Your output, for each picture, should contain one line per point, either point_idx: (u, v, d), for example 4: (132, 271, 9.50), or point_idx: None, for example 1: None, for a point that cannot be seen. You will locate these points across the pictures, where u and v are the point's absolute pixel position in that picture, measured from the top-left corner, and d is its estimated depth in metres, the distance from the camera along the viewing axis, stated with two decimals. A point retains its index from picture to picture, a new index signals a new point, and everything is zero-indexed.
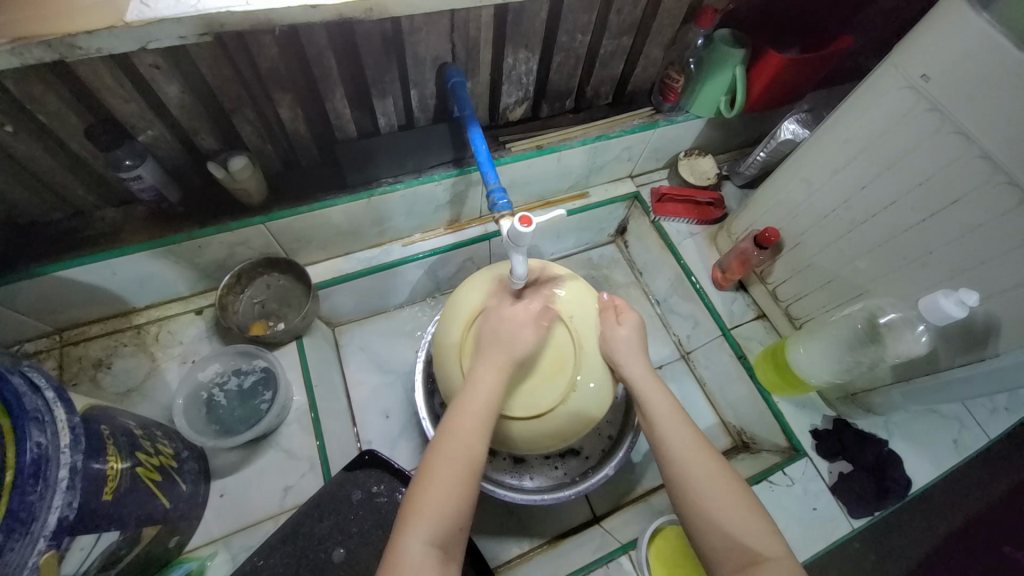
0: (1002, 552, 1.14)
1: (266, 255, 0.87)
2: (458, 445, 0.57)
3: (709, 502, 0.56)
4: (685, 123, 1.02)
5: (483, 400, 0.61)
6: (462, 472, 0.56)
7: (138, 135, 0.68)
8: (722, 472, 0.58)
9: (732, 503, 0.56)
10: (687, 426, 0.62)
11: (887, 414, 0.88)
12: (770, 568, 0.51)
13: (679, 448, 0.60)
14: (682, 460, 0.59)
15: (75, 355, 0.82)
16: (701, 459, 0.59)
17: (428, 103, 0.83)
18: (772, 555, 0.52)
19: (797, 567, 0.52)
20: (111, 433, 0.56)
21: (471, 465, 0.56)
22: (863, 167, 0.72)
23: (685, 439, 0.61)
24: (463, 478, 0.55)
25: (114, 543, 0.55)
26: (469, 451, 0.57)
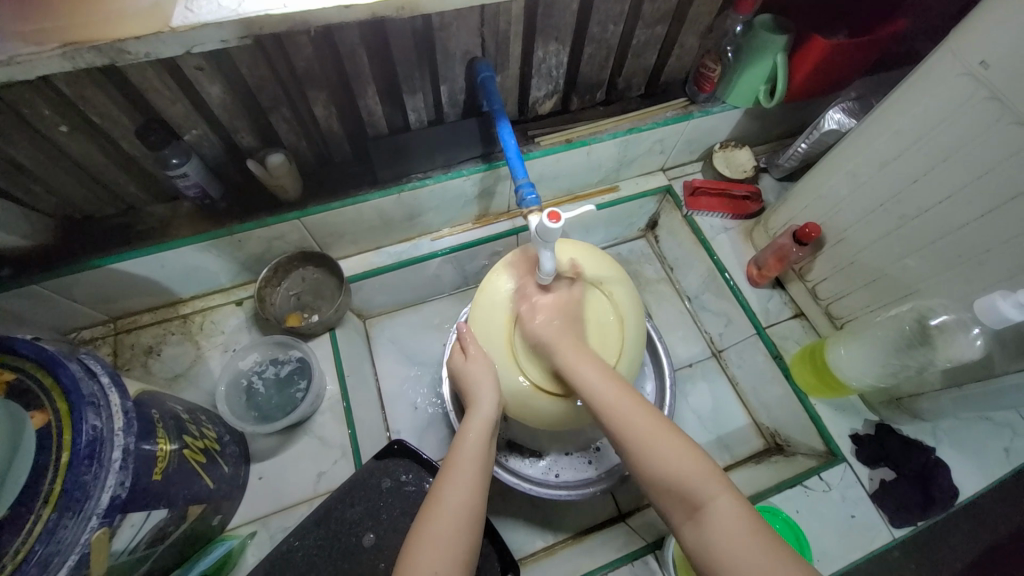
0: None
1: (301, 249, 0.90)
2: (455, 482, 0.59)
3: (649, 457, 0.55)
4: (720, 114, 0.98)
5: (467, 452, 0.63)
6: (461, 511, 0.57)
7: (183, 134, 0.71)
8: (656, 420, 0.58)
9: (669, 447, 0.55)
10: (601, 377, 0.62)
11: (934, 420, 0.83)
12: (715, 510, 0.50)
13: (613, 404, 0.60)
14: (621, 418, 0.58)
15: (128, 342, 0.87)
16: (637, 410, 0.58)
17: (458, 98, 0.84)
18: (716, 495, 0.51)
19: (743, 505, 0.50)
20: (159, 417, 0.59)
21: (459, 515, 0.56)
22: (914, 159, 0.68)
23: (611, 393, 0.60)
24: (457, 527, 0.55)
25: (162, 520, 0.58)
26: (452, 506, 0.57)
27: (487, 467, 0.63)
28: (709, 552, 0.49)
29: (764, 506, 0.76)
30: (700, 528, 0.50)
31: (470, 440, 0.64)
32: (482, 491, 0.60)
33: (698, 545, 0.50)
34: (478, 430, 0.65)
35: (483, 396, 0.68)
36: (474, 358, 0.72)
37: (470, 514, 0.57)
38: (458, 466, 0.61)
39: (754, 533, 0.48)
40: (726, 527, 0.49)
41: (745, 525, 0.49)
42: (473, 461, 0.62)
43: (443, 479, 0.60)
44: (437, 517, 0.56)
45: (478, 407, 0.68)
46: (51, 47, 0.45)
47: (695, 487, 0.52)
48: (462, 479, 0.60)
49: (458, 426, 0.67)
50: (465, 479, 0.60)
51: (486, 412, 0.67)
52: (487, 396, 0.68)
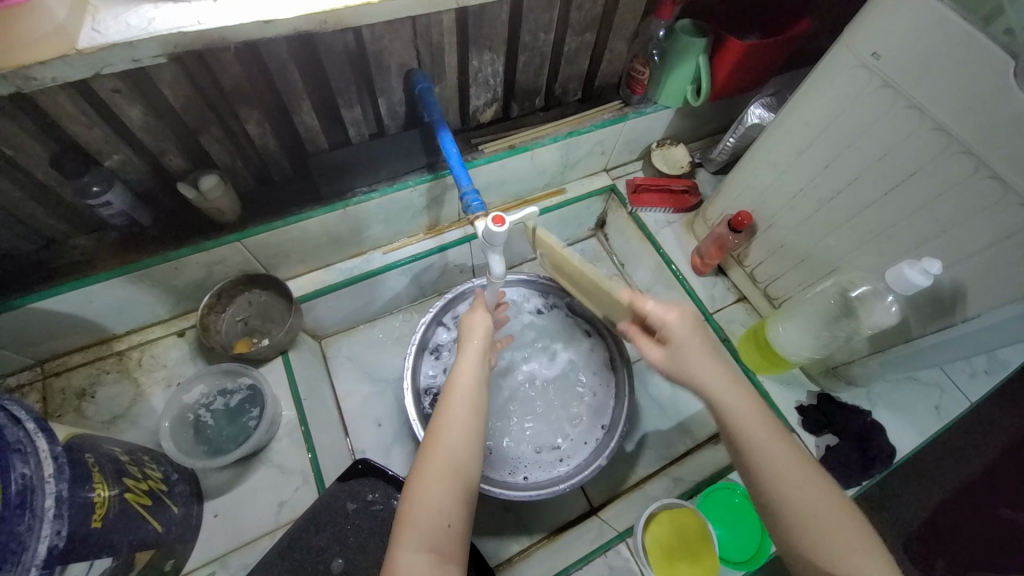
0: (1001, 514, 1.18)
1: (245, 272, 0.87)
2: (451, 423, 0.58)
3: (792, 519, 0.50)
4: (653, 114, 1.04)
5: (459, 393, 0.62)
6: (455, 450, 0.56)
7: (104, 160, 0.67)
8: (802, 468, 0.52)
9: (818, 503, 0.50)
10: (737, 399, 0.56)
11: (868, 386, 0.90)
12: None
13: (767, 446, 0.53)
14: (768, 471, 0.52)
15: (57, 386, 0.81)
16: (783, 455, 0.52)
17: (397, 110, 0.84)
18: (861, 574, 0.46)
19: None
20: (95, 461, 0.55)
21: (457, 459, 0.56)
22: (825, 146, 0.74)
23: (739, 401, 0.56)
24: (455, 471, 0.55)
25: (106, 570, 0.55)
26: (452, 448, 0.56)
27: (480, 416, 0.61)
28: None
29: (722, 483, 0.82)
30: None
31: (461, 385, 0.63)
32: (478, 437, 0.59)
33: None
34: (468, 377, 0.64)
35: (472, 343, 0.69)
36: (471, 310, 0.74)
37: (465, 461, 0.56)
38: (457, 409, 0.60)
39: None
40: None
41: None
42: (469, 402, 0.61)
43: (439, 421, 0.59)
44: (430, 460, 0.56)
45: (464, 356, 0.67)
46: None
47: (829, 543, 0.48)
48: (456, 423, 0.58)
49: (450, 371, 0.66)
50: (458, 424, 0.58)
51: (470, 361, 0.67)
52: (473, 344, 0.69)
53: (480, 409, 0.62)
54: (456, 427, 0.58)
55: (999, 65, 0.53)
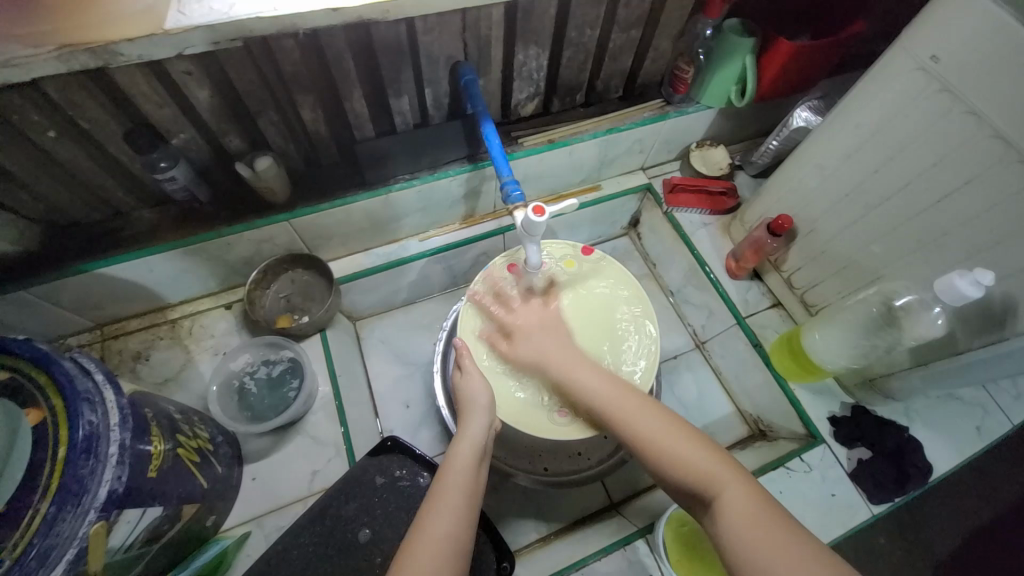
0: None
1: (290, 251, 0.91)
2: (443, 501, 0.60)
3: (678, 464, 0.58)
4: (695, 113, 1.03)
5: (459, 466, 0.64)
6: (449, 542, 0.56)
7: (171, 138, 0.72)
8: (675, 429, 0.61)
9: (689, 450, 0.59)
10: (582, 371, 0.71)
11: (906, 401, 0.87)
12: (727, 496, 0.54)
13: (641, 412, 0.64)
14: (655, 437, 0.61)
15: (116, 348, 0.87)
16: (655, 418, 0.63)
17: (442, 101, 0.86)
18: (726, 482, 0.55)
19: (755, 494, 0.53)
20: (153, 416, 0.60)
21: (450, 541, 0.57)
22: (874, 150, 0.72)
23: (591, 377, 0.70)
24: (449, 551, 0.56)
25: (157, 518, 0.58)
26: (444, 530, 0.57)
27: (477, 495, 0.63)
28: (731, 542, 0.51)
29: None
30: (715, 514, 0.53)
31: (457, 464, 0.64)
32: (471, 527, 0.60)
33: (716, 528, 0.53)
34: (470, 445, 0.67)
35: (478, 417, 0.70)
36: (470, 374, 0.74)
37: (457, 545, 0.57)
38: (451, 482, 0.62)
39: (768, 519, 0.51)
40: (740, 517, 0.51)
41: (757, 508, 0.52)
42: (467, 476, 0.63)
43: (429, 505, 0.60)
44: (421, 546, 0.56)
45: (466, 431, 0.68)
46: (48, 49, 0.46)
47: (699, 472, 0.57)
48: (449, 510, 0.59)
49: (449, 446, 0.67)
50: (450, 509, 0.59)
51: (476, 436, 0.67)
52: (480, 418, 0.70)
53: (474, 494, 0.63)
54: (450, 510, 0.59)
55: None
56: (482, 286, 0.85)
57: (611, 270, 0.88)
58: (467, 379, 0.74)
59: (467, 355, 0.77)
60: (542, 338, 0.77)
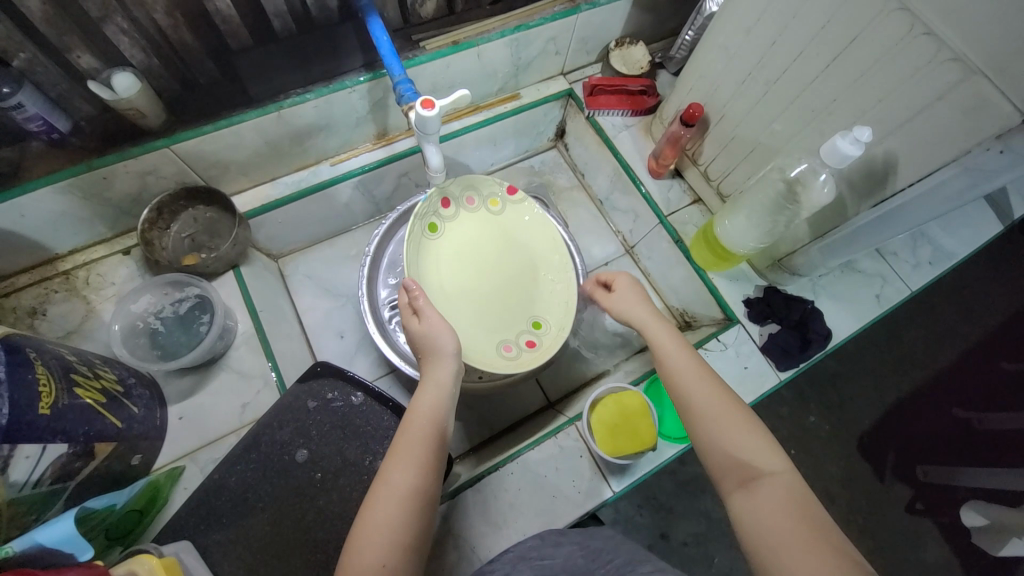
0: (954, 414, 1.27)
1: (183, 183, 0.84)
2: (407, 454, 0.60)
3: (732, 442, 0.57)
4: (608, 6, 0.97)
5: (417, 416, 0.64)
6: (402, 490, 0.57)
7: (10, 59, 0.64)
8: (734, 410, 0.60)
9: (754, 441, 0.57)
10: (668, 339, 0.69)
11: (813, 277, 0.93)
12: (771, 485, 0.54)
13: (712, 389, 0.62)
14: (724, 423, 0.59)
15: (6, 306, 0.80)
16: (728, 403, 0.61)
17: (326, 1, 0.78)
18: (776, 474, 0.54)
19: (796, 490, 0.53)
20: (38, 356, 0.57)
21: (407, 490, 0.57)
22: (771, 20, 0.71)
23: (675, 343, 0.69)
24: (405, 498, 0.57)
25: (64, 455, 0.57)
26: (401, 480, 0.58)
27: (438, 445, 0.63)
28: (757, 527, 0.51)
29: None
30: (749, 497, 0.53)
31: (423, 414, 0.64)
32: (432, 474, 0.60)
33: (744, 510, 0.53)
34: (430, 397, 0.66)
35: (438, 369, 0.69)
36: (428, 320, 0.72)
37: (416, 494, 0.58)
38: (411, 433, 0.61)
39: (801, 514, 0.51)
40: (777, 504, 0.52)
41: (795, 501, 0.52)
42: (426, 428, 0.62)
43: (394, 456, 0.60)
44: (379, 495, 0.57)
45: (432, 379, 0.68)
46: None
47: (746, 457, 0.56)
48: (409, 459, 0.59)
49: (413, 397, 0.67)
50: (409, 459, 0.59)
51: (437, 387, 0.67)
52: (446, 367, 0.69)
53: (436, 442, 0.63)
54: (406, 458, 0.59)
55: None
56: (417, 221, 0.82)
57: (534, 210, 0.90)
58: (425, 323, 0.72)
59: (420, 297, 0.74)
60: (640, 304, 0.76)
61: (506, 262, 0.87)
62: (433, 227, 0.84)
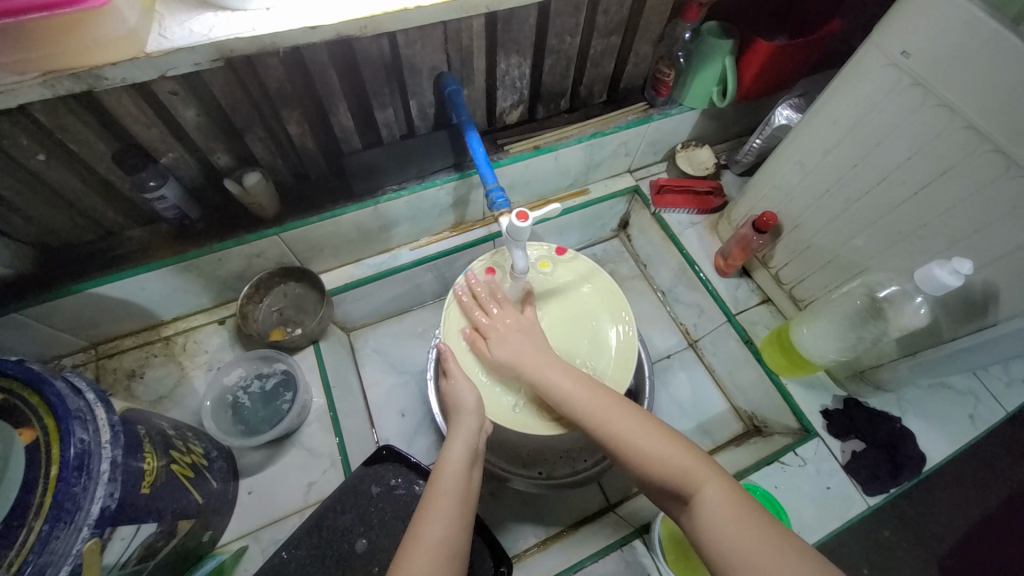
0: None
1: (282, 264, 0.91)
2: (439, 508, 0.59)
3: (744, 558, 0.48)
4: (679, 115, 1.04)
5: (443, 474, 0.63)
6: (438, 546, 0.55)
7: (160, 157, 0.72)
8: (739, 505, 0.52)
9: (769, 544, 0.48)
10: (630, 423, 0.63)
11: (897, 391, 0.88)
12: None
13: (623, 434, 0.62)
14: (656, 460, 0.59)
15: (110, 367, 0.87)
16: (653, 437, 0.61)
17: (427, 112, 0.87)
18: None
19: None
20: (146, 433, 0.60)
21: (441, 547, 0.55)
22: (852, 145, 0.73)
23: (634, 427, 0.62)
24: (437, 557, 0.55)
25: (152, 535, 0.58)
26: (435, 535, 0.56)
27: (468, 503, 0.61)
28: None
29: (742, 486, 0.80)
30: None
31: (449, 467, 0.64)
32: (463, 531, 0.59)
33: None
34: (458, 453, 0.66)
35: (462, 424, 0.69)
36: (457, 379, 0.74)
37: (448, 553, 0.56)
38: (442, 490, 0.61)
39: None
40: None
41: None
42: (459, 481, 0.62)
43: (426, 510, 0.59)
44: (413, 550, 0.55)
45: (457, 434, 0.68)
46: (32, 75, 0.47)
47: (704, 488, 0.55)
48: (440, 513, 0.59)
49: (439, 454, 0.67)
50: (441, 514, 0.59)
51: (463, 441, 0.67)
52: (468, 424, 0.69)
53: (467, 498, 0.62)
54: (439, 516, 0.58)
55: None
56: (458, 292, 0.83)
57: (580, 266, 0.89)
58: (453, 383, 0.74)
59: (449, 359, 0.76)
60: (600, 399, 0.66)
61: (552, 315, 0.84)
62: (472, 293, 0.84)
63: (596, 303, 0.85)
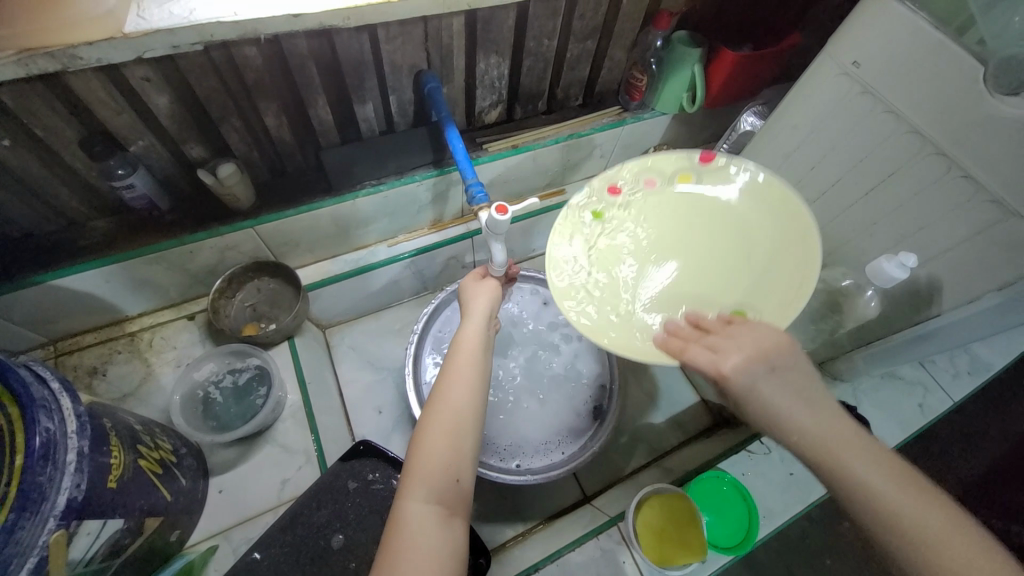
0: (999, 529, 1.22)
1: (256, 259, 0.90)
2: (456, 381, 0.60)
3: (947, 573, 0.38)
4: (651, 119, 1.08)
5: (463, 353, 0.64)
6: (458, 413, 0.58)
7: (130, 145, 0.71)
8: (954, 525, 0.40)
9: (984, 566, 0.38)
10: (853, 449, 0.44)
11: (853, 381, 0.94)
12: None
13: (846, 452, 0.44)
14: (875, 489, 0.42)
15: (70, 364, 0.83)
16: (870, 458, 0.43)
17: (407, 108, 0.88)
18: None
19: None
20: (113, 427, 0.58)
21: (463, 417, 0.58)
22: (809, 149, 0.78)
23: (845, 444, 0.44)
24: (458, 428, 0.57)
25: (118, 532, 0.56)
26: (456, 409, 0.58)
27: (485, 375, 0.63)
28: None
29: (711, 472, 0.85)
30: None
31: (466, 343, 0.65)
32: (482, 403, 0.60)
33: None
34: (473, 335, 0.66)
35: (474, 311, 0.70)
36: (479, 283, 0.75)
37: (470, 419, 0.58)
38: (461, 370, 0.61)
39: None
40: None
41: None
42: (476, 362, 0.63)
43: (443, 380, 0.61)
44: (433, 418, 0.57)
45: (469, 322, 0.68)
46: (7, 53, 0.46)
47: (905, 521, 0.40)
48: (461, 383, 0.60)
49: (456, 333, 0.67)
50: (460, 382, 0.60)
51: (476, 324, 0.68)
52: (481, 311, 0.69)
53: (483, 374, 0.63)
54: (458, 388, 0.59)
55: (970, 70, 0.57)
56: (573, 209, 0.70)
57: (742, 165, 0.66)
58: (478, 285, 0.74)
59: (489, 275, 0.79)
60: (807, 406, 0.47)
61: (700, 233, 0.68)
62: (597, 214, 0.70)
63: (754, 209, 0.66)
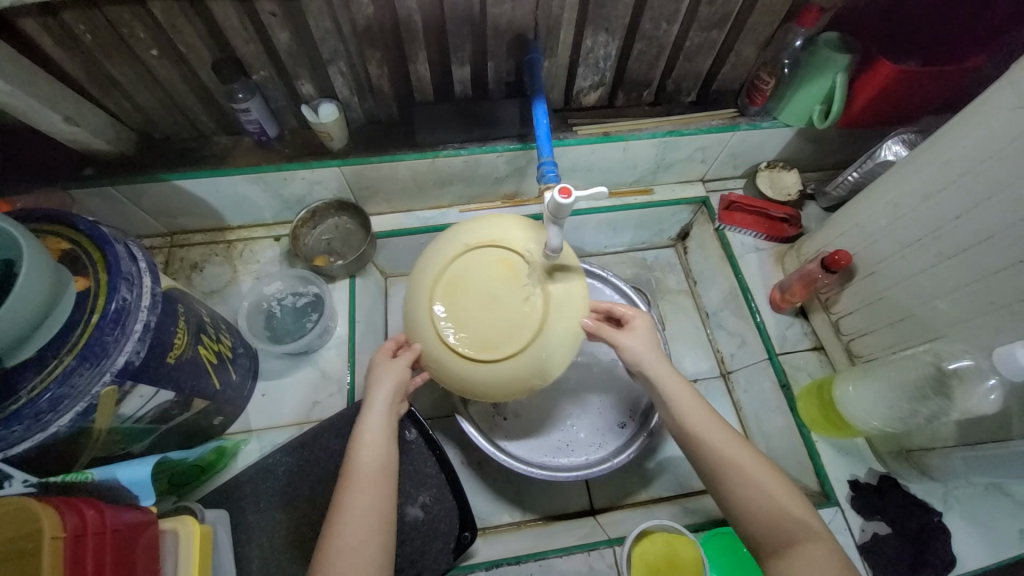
0: None
1: (338, 198, 0.97)
2: (360, 486, 0.57)
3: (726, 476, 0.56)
4: (770, 129, 0.95)
5: (366, 453, 0.60)
6: (361, 521, 0.55)
7: (253, 74, 0.78)
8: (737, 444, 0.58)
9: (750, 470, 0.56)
10: (676, 388, 0.63)
11: (946, 483, 0.77)
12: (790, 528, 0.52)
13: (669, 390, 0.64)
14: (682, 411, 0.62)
15: (178, 255, 0.97)
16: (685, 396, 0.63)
17: (504, 77, 0.87)
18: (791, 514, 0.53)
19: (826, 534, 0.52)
20: (183, 313, 0.66)
21: (371, 518, 0.55)
22: (959, 194, 0.64)
23: (676, 388, 0.63)
24: (368, 535, 0.54)
25: (168, 402, 0.64)
26: (362, 514, 0.55)
27: (390, 469, 0.60)
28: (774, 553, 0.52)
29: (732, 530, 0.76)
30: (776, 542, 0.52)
31: (364, 440, 0.61)
32: (387, 495, 0.58)
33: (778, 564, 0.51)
34: (375, 426, 0.63)
35: (376, 400, 0.64)
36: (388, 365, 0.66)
37: (376, 520, 0.55)
38: (361, 471, 0.58)
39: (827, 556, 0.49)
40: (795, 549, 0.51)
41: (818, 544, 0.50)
42: (379, 462, 0.59)
43: (343, 489, 0.57)
44: (337, 530, 0.54)
45: (366, 418, 0.63)
46: None
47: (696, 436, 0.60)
48: (357, 486, 0.57)
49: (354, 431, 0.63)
50: (361, 482, 0.58)
51: (379, 413, 0.63)
52: (384, 396, 0.64)
53: (388, 462, 0.61)
54: (360, 491, 0.57)
55: None
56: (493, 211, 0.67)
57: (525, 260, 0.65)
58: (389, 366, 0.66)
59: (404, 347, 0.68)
60: (667, 372, 0.65)
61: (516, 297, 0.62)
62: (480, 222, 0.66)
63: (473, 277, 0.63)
